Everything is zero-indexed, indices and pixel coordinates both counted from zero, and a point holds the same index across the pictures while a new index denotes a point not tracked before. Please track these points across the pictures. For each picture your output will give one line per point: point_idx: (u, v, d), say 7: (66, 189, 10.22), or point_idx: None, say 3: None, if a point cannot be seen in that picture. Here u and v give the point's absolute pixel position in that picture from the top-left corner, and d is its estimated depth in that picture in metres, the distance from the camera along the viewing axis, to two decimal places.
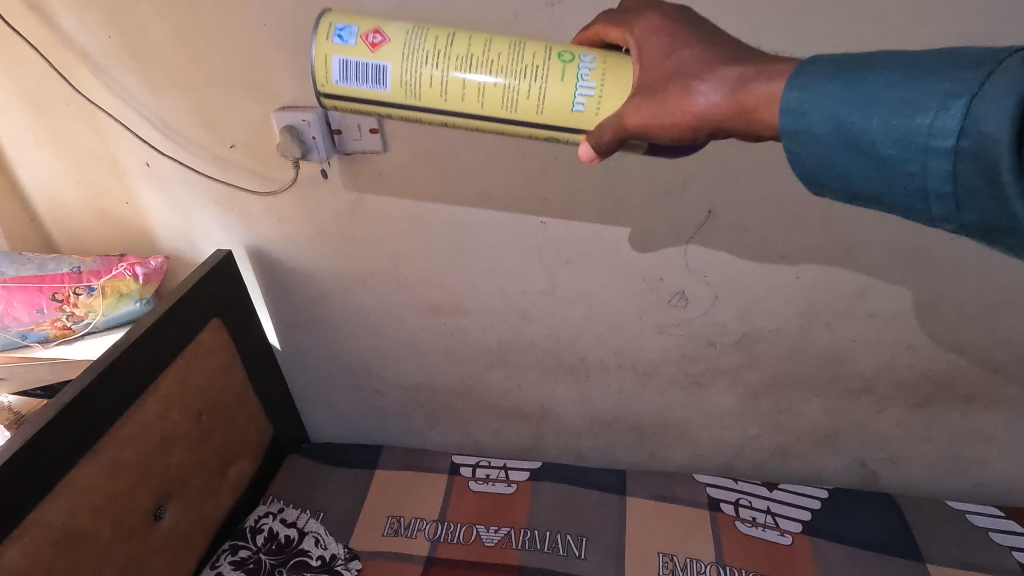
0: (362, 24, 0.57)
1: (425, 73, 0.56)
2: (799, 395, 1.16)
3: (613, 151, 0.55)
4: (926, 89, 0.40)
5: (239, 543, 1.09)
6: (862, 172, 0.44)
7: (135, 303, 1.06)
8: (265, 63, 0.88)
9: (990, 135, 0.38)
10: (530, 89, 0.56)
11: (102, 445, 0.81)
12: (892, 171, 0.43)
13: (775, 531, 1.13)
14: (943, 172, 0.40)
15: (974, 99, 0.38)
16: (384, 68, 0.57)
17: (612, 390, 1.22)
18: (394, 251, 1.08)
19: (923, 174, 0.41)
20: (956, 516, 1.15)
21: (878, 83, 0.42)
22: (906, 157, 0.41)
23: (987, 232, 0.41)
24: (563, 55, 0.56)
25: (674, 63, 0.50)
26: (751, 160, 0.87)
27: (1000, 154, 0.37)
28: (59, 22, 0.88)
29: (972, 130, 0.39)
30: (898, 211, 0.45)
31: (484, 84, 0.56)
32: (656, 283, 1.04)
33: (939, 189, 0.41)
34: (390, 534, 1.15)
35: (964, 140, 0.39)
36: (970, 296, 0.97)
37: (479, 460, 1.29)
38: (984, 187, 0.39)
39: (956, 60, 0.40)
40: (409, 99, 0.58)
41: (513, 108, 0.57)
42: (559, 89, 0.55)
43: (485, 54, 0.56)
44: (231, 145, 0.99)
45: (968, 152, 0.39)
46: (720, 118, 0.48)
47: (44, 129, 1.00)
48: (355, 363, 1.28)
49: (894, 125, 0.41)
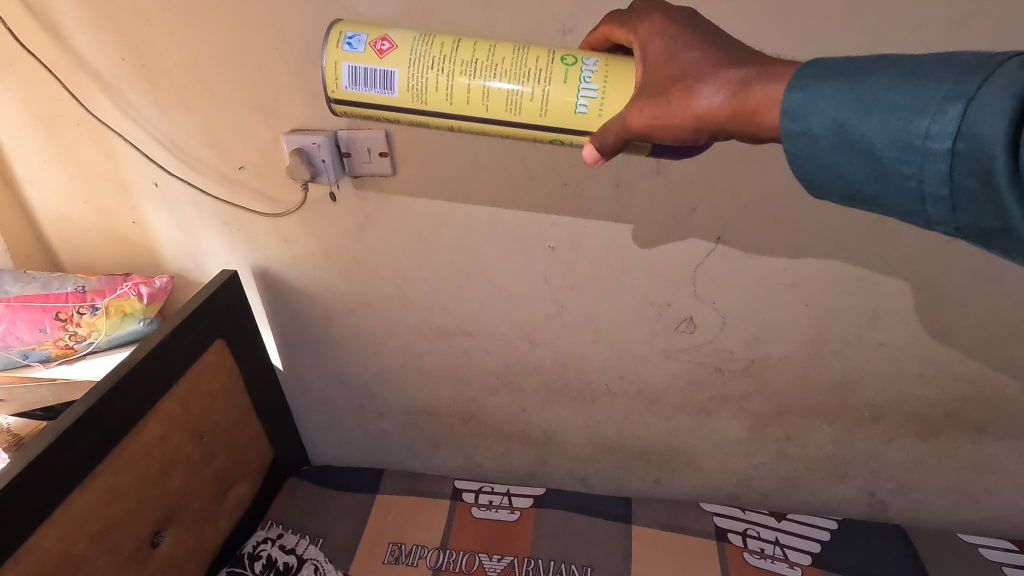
0: (371, 31, 0.58)
1: (431, 78, 0.57)
2: (808, 424, 1.14)
3: (618, 152, 0.54)
4: (923, 91, 0.40)
5: (237, 569, 1.05)
6: (860, 174, 0.44)
7: (138, 323, 1.06)
8: (276, 88, 0.89)
9: (986, 138, 0.37)
10: (534, 92, 0.56)
11: (101, 470, 0.79)
12: (889, 173, 0.42)
13: (784, 563, 1.11)
14: (940, 175, 0.40)
15: (971, 102, 0.38)
16: (391, 74, 0.57)
17: (618, 416, 1.20)
18: (401, 273, 1.08)
19: (920, 176, 0.40)
20: (968, 550, 1.13)
21: (877, 86, 0.42)
22: (903, 158, 0.41)
23: (984, 235, 0.41)
24: (567, 58, 0.56)
25: (675, 66, 0.49)
26: (760, 189, 0.87)
27: (996, 156, 0.37)
28: (74, 45, 0.89)
29: (969, 133, 0.38)
30: (896, 213, 0.44)
31: (489, 88, 0.56)
32: (663, 308, 1.04)
33: (935, 192, 0.40)
34: (390, 562, 1.12)
35: (961, 143, 0.38)
36: (979, 325, 0.97)
37: (482, 486, 1.27)
38: (980, 190, 0.38)
39: (956, 63, 0.40)
40: (416, 104, 0.58)
41: (517, 111, 0.57)
42: (562, 91, 0.56)
43: (490, 58, 0.56)
44: (240, 167, 0.99)
45: (964, 154, 0.38)
46: (722, 120, 0.48)
47: (54, 148, 1.01)
48: (358, 385, 1.27)
49: (892, 127, 0.41)
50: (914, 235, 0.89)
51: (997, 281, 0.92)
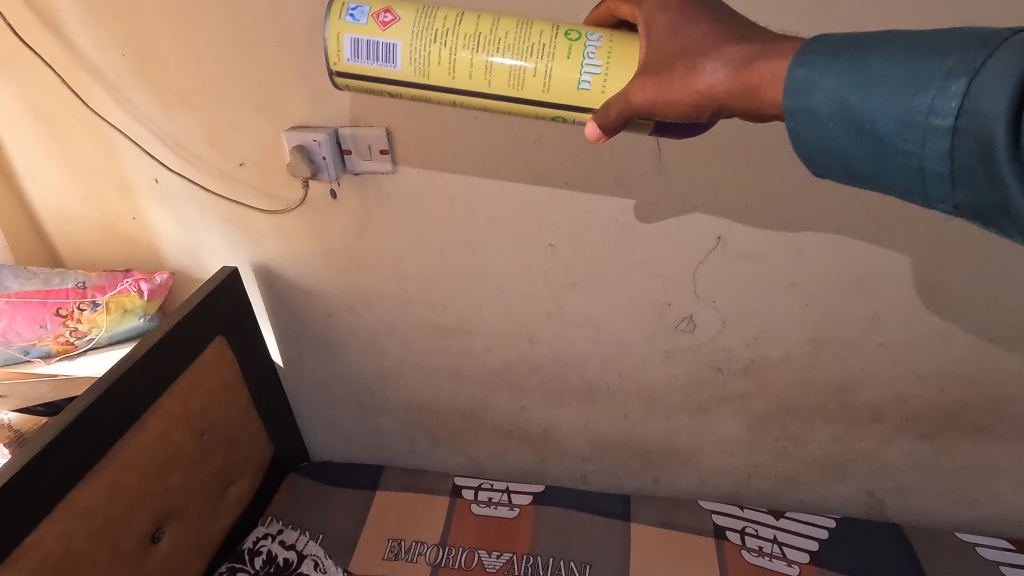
0: (373, 3, 0.57)
1: (434, 52, 0.56)
2: (807, 423, 1.14)
3: (620, 131, 0.53)
4: (926, 67, 0.40)
5: (237, 564, 1.07)
6: (861, 151, 0.44)
7: (138, 320, 1.06)
8: (276, 85, 0.88)
9: (988, 115, 0.37)
10: (537, 68, 0.56)
11: (101, 467, 0.80)
12: (889, 150, 0.42)
13: (782, 561, 1.11)
14: (940, 151, 0.40)
15: (975, 79, 0.38)
16: (394, 47, 0.56)
17: (618, 415, 1.20)
18: (401, 270, 1.08)
19: (921, 153, 0.41)
20: (967, 550, 1.13)
21: (881, 63, 0.42)
22: (905, 136, 0.41)
23: (981, 213, 0.41)
24: (570, 34, 0.56)
25: (679, 42, 0.48)
26: (761, 189, 0.87)
27: (997, 133, 0.37)
28: (74, 41, 0.88)
29: (971, 109, 0.38)
30: (895, 192, 0.45)
31: (492, 62, 0.56)
32: (664, 307, 1.04)
33: (936, 169, 0.40)
34: (390, 558, 1.13)
35: (963, 119, 0.38)
36: (979, 327, 0.97)
37: (482, 483, 1.28)
38: (980, 168, 0.39)
39: (960, 40, 0.40)
40: (418, 77, 0.58)
41: (519, 86, 0.56)
42: (565, 67, 0.55)
43: (493, 33, 0.56)
44: (240, 163, 0.99)
45: (966, 131, 0.39)
46: (725, 97, 0.47)
47: (54, 144, 1.00)
48: (358, 382, 1.27)
49: (895, 103, 0.41)
50: (914, 236, 0.89)
51: (998, 282, 0.91)
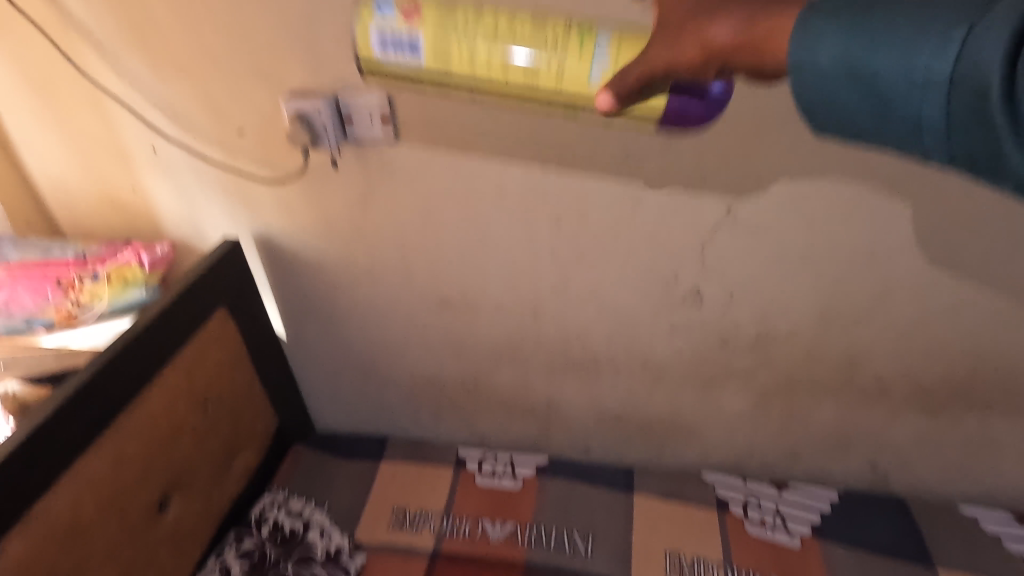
0: None
1: (455, 47, 0.58)
2: (813, 398, 1.13)
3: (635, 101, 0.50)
4: (927, 18, 0.38)
5: (244, 532, 1.06)
6: (859, 107, 0.42)
7: (140, 291, 1.03)
8: (273, 49, 0.86)
9: (987, 66, 0.36)
10: (550, 64, 0.57)
11: (107, 440, 0.80)
12: (888, 105, 0.40)
13: (784, 533, 1.12)
14: (939, 106, 0.38)
15: (974, 29, 0.36)
16: (416, 41, 0.58)
17: (622, 389, 1.20)
18: (403, 243, 1.06)
19: (919, 108, 0.39)
20: (969, 525, 1.12)
21: (884, 14, 0.40)
22: (904, 90, 0.39)
23: (978, 172, 0.39)
24: (584, 30, 0.57)
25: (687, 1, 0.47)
26: (774, 160, 0.85)
27: (995, 84, 0.35)
28: (66, 5, 0.87)
29: (971, 61, 0.36)
30: (892, 150, 0.43)
31: (509, 61, 0.58)
32: (671, 281, 1.02)
33: (933, 123, 0.39)
34: (396, 527, 1.14)
35: (961, 71, 0.37)
36: (993, 302, 0.95)
37: (485, 455, 1.28)
38: (977, 123, 0.37)
39: None
40: (439, 71, 0.60)
41: (534, 81, 0.58)
42: (577, 65, 0.57)
43: (511, 30, 0.58)
44: (239, 132, 0.96)
45: (963, 84, 0.37)
46: (727, 52, 0.45)
47: (50, 112, 0.99)
48: (362, 355, 1.27)
49: (896, 55, 0.39)
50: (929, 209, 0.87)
51: (1014, 258, 0.89)
